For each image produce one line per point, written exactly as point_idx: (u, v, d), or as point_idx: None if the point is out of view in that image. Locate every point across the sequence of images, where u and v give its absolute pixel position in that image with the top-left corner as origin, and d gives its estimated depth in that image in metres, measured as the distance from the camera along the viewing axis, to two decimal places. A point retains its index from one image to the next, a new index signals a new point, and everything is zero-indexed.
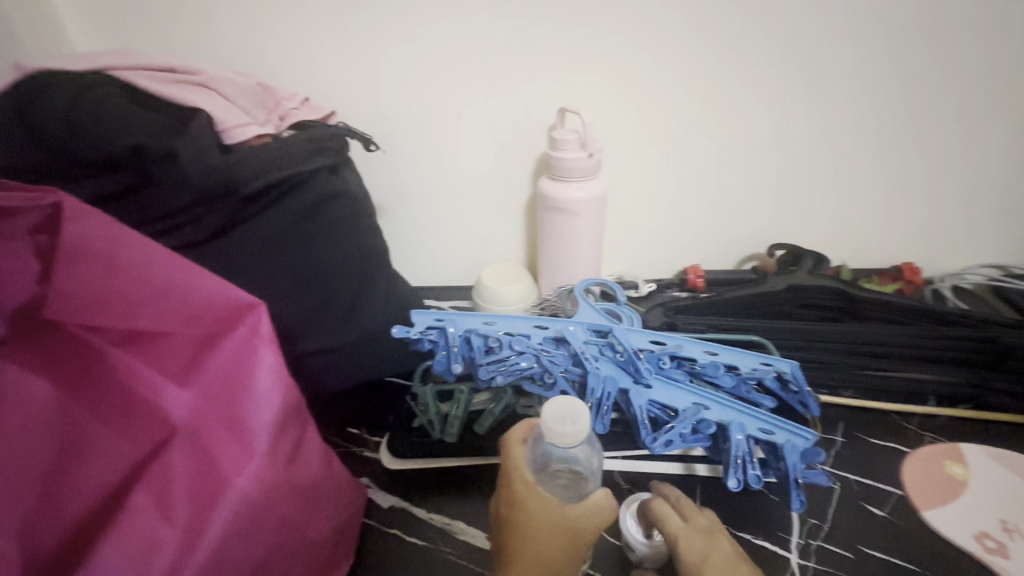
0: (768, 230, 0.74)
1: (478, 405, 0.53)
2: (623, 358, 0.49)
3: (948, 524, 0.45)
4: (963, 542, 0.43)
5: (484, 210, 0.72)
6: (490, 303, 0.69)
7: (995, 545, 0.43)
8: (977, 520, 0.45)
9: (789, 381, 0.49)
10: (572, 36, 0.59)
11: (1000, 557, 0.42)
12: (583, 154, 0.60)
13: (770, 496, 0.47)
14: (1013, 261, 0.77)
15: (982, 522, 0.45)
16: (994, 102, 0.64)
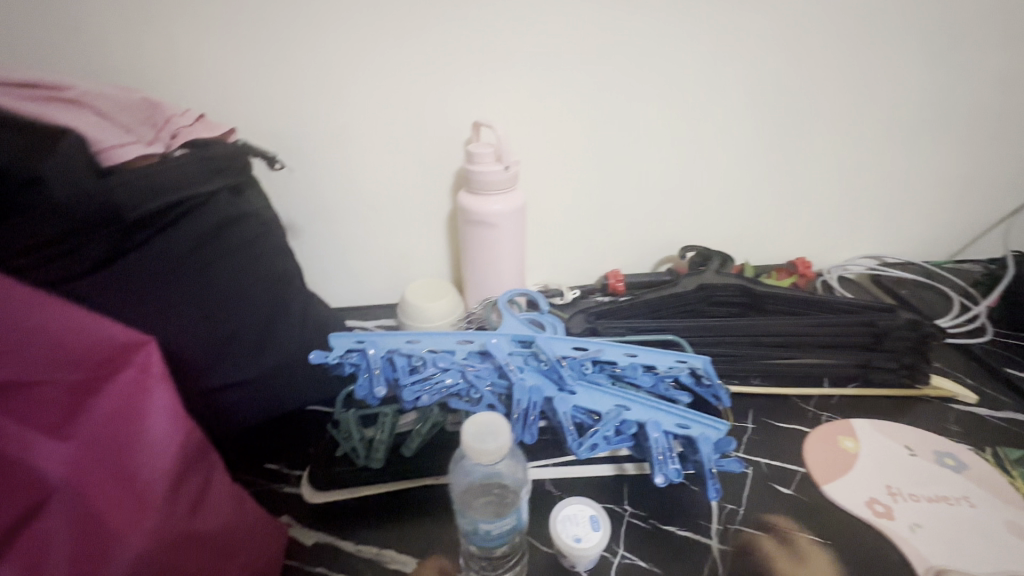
0: (679, 233, 0.78)
1: (406, 427, 0.52)
2: (547, 366, 0.50)
3: (845, 495, 0.49)
4: (858, 510, 0.48)
5: (404, 226, 0.71)
6: (416, 320, 0.68)
7: (884, 510, 0.48)
8: (867, 488, 0.49)
9: (703, 376, 0.52)
10: (481, 50, 0.60)
11: (889, 519, 0.47)
12: (498, 167, 0.61)
13: (691, 488, 0.49)
14: (886, 250, 0.86)
15: (871, 489, 0.49)
16: (857, 111, 0.72)
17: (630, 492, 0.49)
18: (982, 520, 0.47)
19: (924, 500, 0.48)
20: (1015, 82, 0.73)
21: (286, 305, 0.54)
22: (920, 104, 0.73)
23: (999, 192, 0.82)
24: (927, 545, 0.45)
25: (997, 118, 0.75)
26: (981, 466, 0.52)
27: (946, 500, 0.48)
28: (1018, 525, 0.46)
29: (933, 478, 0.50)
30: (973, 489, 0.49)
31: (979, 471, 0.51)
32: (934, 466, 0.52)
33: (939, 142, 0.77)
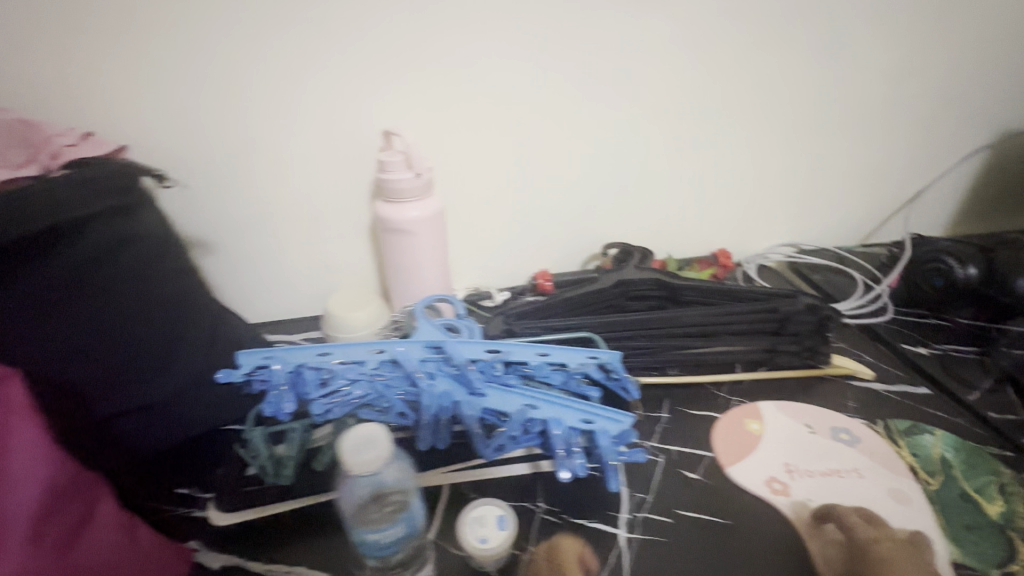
0: (602, 230, 0.80)
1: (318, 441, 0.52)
2: (456, 371, 0.50)
3: (746, 475, 0.51)
4: (756, 489, 0.50)
5: (325, 236, 0.70)
6: (339, 331, 0.67)
7: (781, 487, 0.50)
8: (767, 467, 0.52)
9: (613, 370, 0.53)
10: (383, 59, 0.61)
11: (784, 496, 0.49)
12: (410, 174, 0.61)
13: (603, 479, 0.51)
14: (803, 239, 0.90)
15: (771, 468, 0.52)
16: (762, 107, 0.76)
17: (543, 488, 0.50)
18: (868, 489, 0.50)
19: (819, 475, 0.51)
20: (901, 75, 0.78)
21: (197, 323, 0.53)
22: (818, 99, 0.77)
23: (899, 178, 0.88)
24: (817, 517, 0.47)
25: (889, 109, 0.81)
26: (871, 438, 0.55)
27: (838, 473, 0.51)
28: (901, 492, 0.49)
29: (827, 453, 0.53)
30: (863, 461, 0.52)
31: (870, 444, 0.54)
32: (830, 442, 0.55)
33: (840, 133, 0.81)
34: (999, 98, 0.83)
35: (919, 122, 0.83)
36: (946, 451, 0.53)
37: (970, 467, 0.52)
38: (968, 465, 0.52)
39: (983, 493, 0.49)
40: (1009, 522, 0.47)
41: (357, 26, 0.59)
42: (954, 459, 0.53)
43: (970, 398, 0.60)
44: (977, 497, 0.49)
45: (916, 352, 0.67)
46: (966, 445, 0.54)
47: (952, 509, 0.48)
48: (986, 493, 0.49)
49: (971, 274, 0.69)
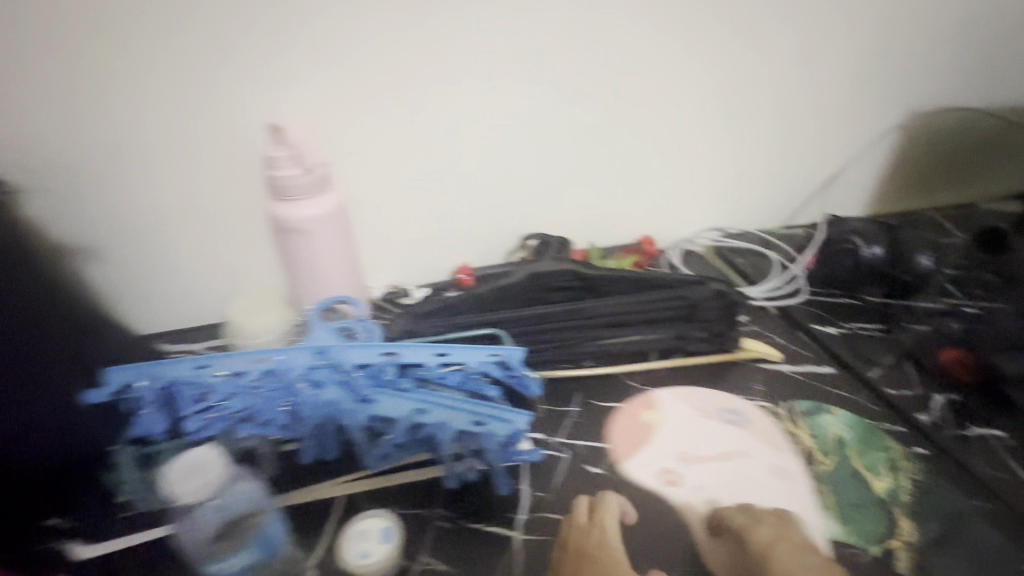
0: (522, 222, 0.79)
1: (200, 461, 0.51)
2: (342, 377, 0.48)
3: (639, 469, 0.51)
4: (648, 481, 0.50)
5: (221, 239, 0.66)
6: (242, 337, 0.64)
7: (675, 477, 0.50)
8: (660, 460, 0.52)
9: (511, 368, 0.52)
10: (264, 48, 0.58)
11: (676, 486, 0.49)
12: (299, 170, 0.57)
13: (505, 479, 0.50)
14: (730, 224, 0.90)
15: (664, 460, 0.52)
16: (672, 92, 0.76)
17: (441, 495, 0.48)
18: (755, 471, 0.50)
19: (709, 462, 0.51)
20: (808, 58, 0.79)
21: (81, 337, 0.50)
22: (729, 83, 0.77)
23: (816, 161, 0.88)
24: (708, 505, 0.48)
25: (799, 92, 0.81)
26: (761, 419, 0.56)
27: (727, 457, 0.52)
28: (783, 469, 0.50)
29: (718, 438, 0.54)
30: (751, 442, 0.53)
31: (759, 424, 0.55)
32: (721, 425, 0.55)
33: (753, 117, 0.82)
34: (907, 78, 0.84)
35: (830, 103, 0.84)
36: (843, 430, 0.54)
37: (864, 445, 0.53)
38: (862, 443, 0.53)
39: (873, 470, 0.50)
40: (893, 497, 0.48)
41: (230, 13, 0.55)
42: (849, 438, 0.54)
43: (869, 374, 0.61)
44: (866, 475, 0.50)
45: (825, 332, 0.68)
46: (862, 423, 0.55)
47: (840, 488, 0.49)
48: (874, 469, 0.50)
49: (876, 253, 0.72)
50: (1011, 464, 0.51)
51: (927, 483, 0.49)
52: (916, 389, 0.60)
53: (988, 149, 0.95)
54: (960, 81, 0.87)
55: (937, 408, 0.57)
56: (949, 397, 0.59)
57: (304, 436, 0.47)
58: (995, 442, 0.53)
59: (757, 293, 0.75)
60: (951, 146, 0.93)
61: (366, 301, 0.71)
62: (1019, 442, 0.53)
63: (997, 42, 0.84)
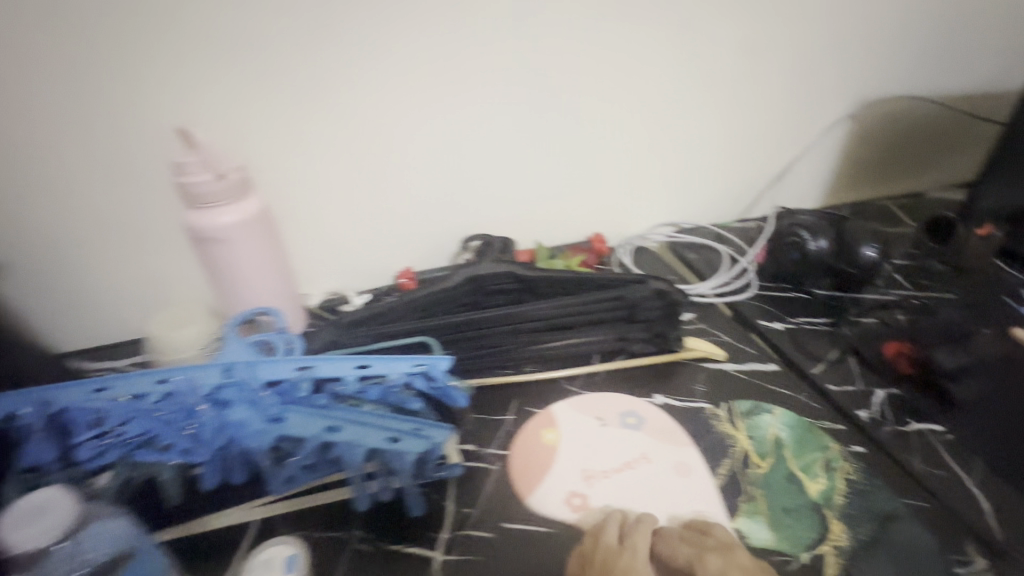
0: (466, 223, 0.76)
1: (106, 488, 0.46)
2: (250, 397, 0.45)
3: (547, 497, 0.48)
4: (558, 510, 0.47)
5: (137, 248, 0.62)
6: (162, 353, 0.60)
7: (581, 500, 0.48)
8: (566, 482, 0.49)
9: (435, 379, 0.49)
10: (168, 44, 0.54)
11: (583, 511, 0.47)
12: (209, 176, 0.53)
13: (431, 496, 0.47)
14: (682, 218, 0.89)
15: (571, 481, 0.49)
16: (615, 85, 0.73)
17: (362, 517, 0.45)
18: (656, 473, 0.50)
19: (613, 473, 0.50)
20: (754, 48, 0.76)
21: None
22: (675, 74, 0.75)
23: (767, 153, 0.87)
24: (631, 514, 0.46)
25: (746, 83, 0.79)
26: (656, 417, 0.55)
27: (629, 466, 0.50)
28: (684, 465, 0.50)
29: (619, 445, 0.52)
30: (649, 443, 0.52)
31: (655, 423, 0.55)
32: (618, 430, 0.54)
33: (701, 110, 0.79)
34: (856, 68, 0.83)
35: (779, 94, 0.82)
36: (781, 430, 0.54)
37: (800, 445, 0.52)
38: (799, 443, 0.52)
39: (808, 472, 0.49)
40: (827, 500, 0.47)
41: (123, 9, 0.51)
42: (787, 438, 0.53)
43: (812, 371, 0.60)
44: (800, 477, 0.49)
45: (772, 328, 0.67)
46: (801, 421, 0.55)
47: (774, 492, 0.48)
48: (809, 471, 0.49)
49: (822, 247, 0.69)
50: (948, 459, 0.51)
51: (862, 483, 0.48)
52: (859, 385, 0.59)
53: (937, 138, 0.95)
54: (911, 71, 0.85)
55: (879, 404, 0.56)
56: (890, 391, 0.58)
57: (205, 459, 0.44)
58: (933, 437, 0.53)
59: (707, 288, 0.73)
60: (901, 136, 0.92)
61: (298, 310, 0.68)
62: (957, 437, 0.53)
63: (945, 30, 0.83)
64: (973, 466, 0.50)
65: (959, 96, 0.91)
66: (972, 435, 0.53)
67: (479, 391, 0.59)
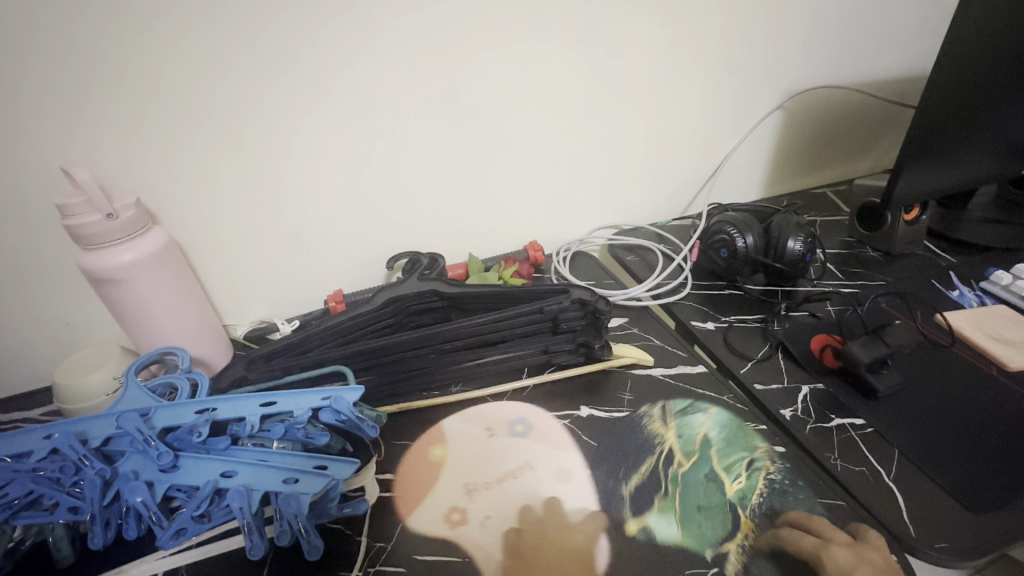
0: (396, 240, 0.74)
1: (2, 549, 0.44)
2: (141, 447, 0.42)
3: (425, 519, 0.47)
4: (435, 529, 0.46)
5: (43, 292, 0.60)
6: (68, 402, 0.55)
7: (460, 516, 0.47)
8: (448, 498, 0.49)
9: (342, 412, 0.47)
10: (42, 79, 0.51)
11: (462, 526, 0.47)
12: (98, 216, 0.51)
13: (342, 532, 0.47)
14: (622, 217, 0.88)
15: (452, 497, 0.49)
16: (542, 91, 0.70)
17: (269, 562, 0.44)
18: (538, 482, 0.50)
19: (494, 485, 0.50)
20: (675, 46, 0.74)
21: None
22: (605, 76, 0.72)
23: (700, 150, 0.86)
24: (507, 525, 0.46)
25: (674, 82, 0.77)
26: (547, 425, 0.56)
27: (512, 475, 0.51)
28: (564, 470, 0.51)
29: (503, 456, 0.53)
30: (537, 450, 0.53)
31: (543, 429, 0.55)
32: (506, 440, 0.54)
33: (627, 112, 0.77)
34: (779, 60, 0.82)
35: (707, 91, 0.80)
36: (711, 429, 0.54)
37: (728, 445, 0.53)
38: (726, 443, 0.53)
39: (730, 472, 0.50)
40: (743, 499, 0.48)
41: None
42: (716, 437, 0.54)
43: (741, 371, 0.60)
44: (721, 475, 0.50)
45: (704, 329, 0.67)
46: (733, 420, 0.55)
47: (691, 490, 0.49)
48: (732, 472, 0.50)
49: (749, 243, 0.68)
50: (867, 454, 0.51)
51: (782, 482, 0.49)
52: (786, 381, 0.59)
53: (864, 124, 0.96)
54: (832, 58, 0.85)
55: (804, 400, 0.56)
56: (816, 387, 0.58)
57: (88, 518, 0.42)
58: (853, 430, 0.53)
59: (642, 292, 0.72)
60: (829, 124, 0.93)
61: (223, 343, 0.66)
62: (877, 429, 0.53)
63: (863, 15, 0.83)
64: (890, 459, 0.51)
65: (882, 81, 0.92)
66: (891, 426, 0.53)
67: (402, 417, 0.58)
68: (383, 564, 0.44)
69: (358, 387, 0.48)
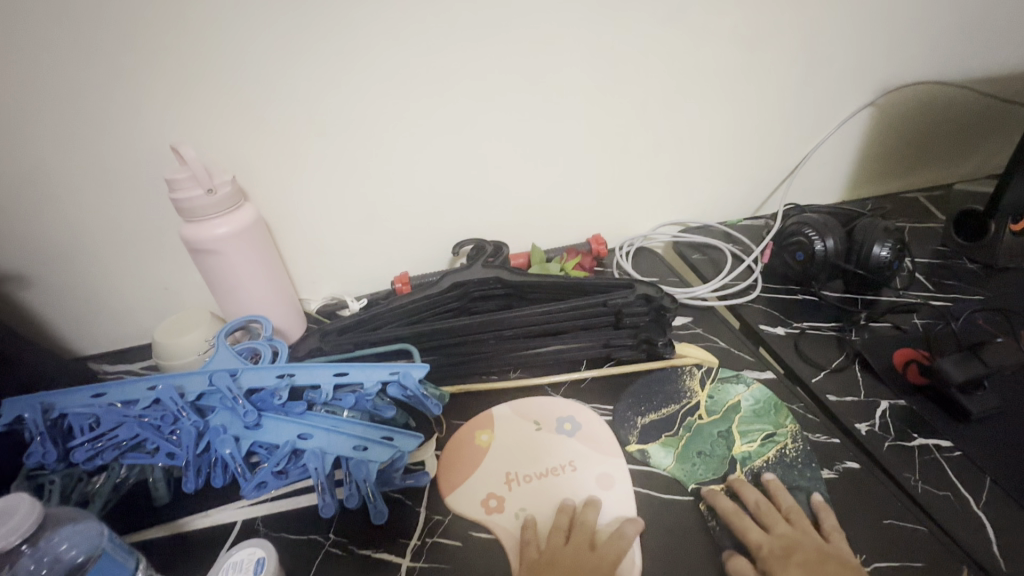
0: (462, 226, 0.76)
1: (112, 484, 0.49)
2: (230, 405, 0.46)
3: (466, 500, 0.49)
4: (472, 512, 0.48)
5: (146, 258, 0.66)
6: (165, 359, 0.61)
7: (499, 502, 0.48)
8: (487, 484, 0.50)
9: (409, 387, 0.49)
10: (161, 66, 0.55)
11: (498, 514, 0.47)
12: (201, 191, 0.55)
13: (403, 502, 0.49)
14: (689, 214, 0.85)
15: (493, 483, 0.50)
16: (618, 85, 0.69)
17: (337, 522, 0.48)
18: (578, 482, 0.49)
19: (535, 479, 0.50)
20: (763, 37, 0.71)
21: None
22: (685, 68, 0.70)
23: (777, 148, 0.82)
24: (541, 523, 0.46)
25: (757, 75, 0.74)
26: (592, 425, 0.55)
27: (552, 472, 0.50)
28: (608, 477, 0.50)
29: (547, 451, 0.52)
30: (581, 451, 0.52)
31: (590, 431, 0.54)
32: (552, 436, 0.54)
33: (704, 106, 0.74)
34: (874, 55, 0.77)
35: (792, 86, 0.76)
36: (745, 399, 0.56)
37: (757, 415, 0.55)
38: (755, 414, 0.55)
39: (744, 435, 0.53)
40: (747, 459, 0.51)
41: (107, 44, 0.53)
42: (747, 406, 0.56)
43: (812, 379, 0.57)
44: (734, 436, 0.53)
45: (773, 334, 0.64)
46: (772, 398, 0.56)
47: (699, 438, 0.53)
48: (747, 435, 0.53)
49: (830, 247, 0.64)
50: (955, 479, 0.48)
51: (796, 459, 0.50)
52: (862, 395, 0.55)
53: (967, 125, 0.88)
54: (937, 52, 0.78)
55: (882, 416, 0.53)
56: (896, 402, 0.54)
57: (183, 463, 0.47)
58: (938, 452, 0.50)
59: (708, 292, 0.70)
60: (926, 124, 0.86)
61: (298, 316, 0.71)
62: (966, 453, 0.49)
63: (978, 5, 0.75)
64: (979, 486, 0.47)
65: (992, 78, 0.84)
66: (983, 453, 0.49)
67: (462, 398, 0.59)
68: (439, 537, 0.46)
69: (424, 365, 0.50)
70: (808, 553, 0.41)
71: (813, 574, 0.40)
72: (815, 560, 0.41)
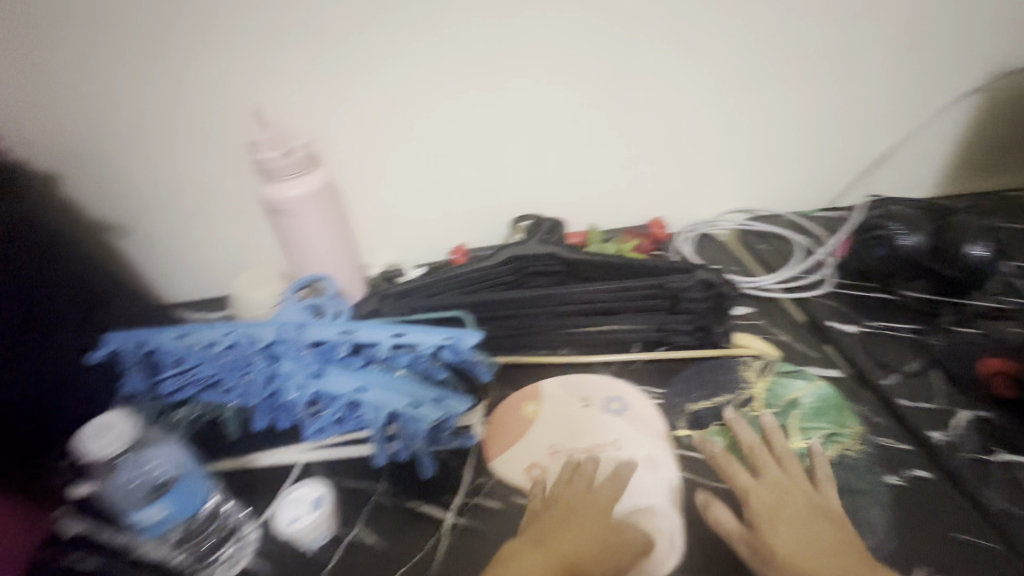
0: (520, 202, 0.76)
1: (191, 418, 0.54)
2: (297, 354, 0.49)
3: (510, 467, 0.50)
4: (514, 479, 0.49)
5: (226, 216, 0.71)
6: (239, 310, 0.65)
7: (541, 471, 0.49)
8: (532, 454, 0.51)
9: (461, 352, 0.50)
10: (249, 33, 0.59)
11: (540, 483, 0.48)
12: (280, 153, 0.58)
13: (449, 462, 0.51)
14: (758, 203, 0.81)
15: (536, 453, 0.51)
16: (692, 62, 0.66)
17: (387, 474, 0.50)
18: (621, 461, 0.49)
19: (578, 454, 0.50)
20: (856, 13, 0.65)
21: (92, 312, 0.57)
22: (766, 46, 0.66)
23: (863, 136, 0.76)
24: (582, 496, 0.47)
25: (847, 54, 0.69)
26: (640, 407, 0.54)
27: (596, 449, 0.50)
28: (653, 459, 0.49)
29: (592, 428, 0.52)
30: (627, 431, 0.52)
31: (637, 412, 0.54)
32: (598, 414, 0.54)
33: (784, 86, 0.70)
34: (987, 35, 0.69)
35: (886, 67, 0.70)
36: (805, 396, 0.54)
37: (817, 414, 0.52)
38: (814, 412, 0.52)
39: (802, 431, 0.50)
40: (803, 454, 0.48)
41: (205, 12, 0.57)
42: (806, 403, 0.53)
43: (882, 382, 0.54)
44: (790, 431, 0.50)
45: (842, 332, 0.60)
46: (835, 398, 0.53)
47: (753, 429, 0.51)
48: (805, 432, 0.50)
49: (916, 243, 0.59)
50: None
51: (856, 462, 0.48)
52: (938, 403, 0.52)
53: None
54: None
55: (960, 427, 0.49)
56: (978, 414, 0.50)
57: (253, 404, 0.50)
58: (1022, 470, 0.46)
59: (773, 283, 0.67)
60: None
61: (360, 281, 0.74)
62: None
63: None
64: None
65: None
66: None
67: (511, 370, 0.60)
68: (481, 498, 0.48)
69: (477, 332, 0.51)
70: (793, 508, 0.43)
71: (791, 521, 0.42)
72: (793, 506, 0.43)
